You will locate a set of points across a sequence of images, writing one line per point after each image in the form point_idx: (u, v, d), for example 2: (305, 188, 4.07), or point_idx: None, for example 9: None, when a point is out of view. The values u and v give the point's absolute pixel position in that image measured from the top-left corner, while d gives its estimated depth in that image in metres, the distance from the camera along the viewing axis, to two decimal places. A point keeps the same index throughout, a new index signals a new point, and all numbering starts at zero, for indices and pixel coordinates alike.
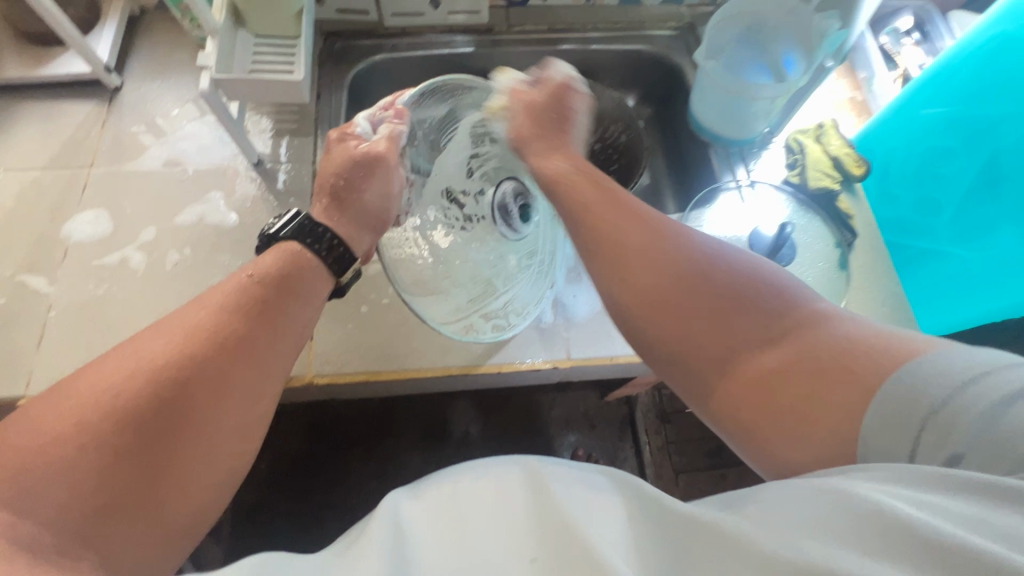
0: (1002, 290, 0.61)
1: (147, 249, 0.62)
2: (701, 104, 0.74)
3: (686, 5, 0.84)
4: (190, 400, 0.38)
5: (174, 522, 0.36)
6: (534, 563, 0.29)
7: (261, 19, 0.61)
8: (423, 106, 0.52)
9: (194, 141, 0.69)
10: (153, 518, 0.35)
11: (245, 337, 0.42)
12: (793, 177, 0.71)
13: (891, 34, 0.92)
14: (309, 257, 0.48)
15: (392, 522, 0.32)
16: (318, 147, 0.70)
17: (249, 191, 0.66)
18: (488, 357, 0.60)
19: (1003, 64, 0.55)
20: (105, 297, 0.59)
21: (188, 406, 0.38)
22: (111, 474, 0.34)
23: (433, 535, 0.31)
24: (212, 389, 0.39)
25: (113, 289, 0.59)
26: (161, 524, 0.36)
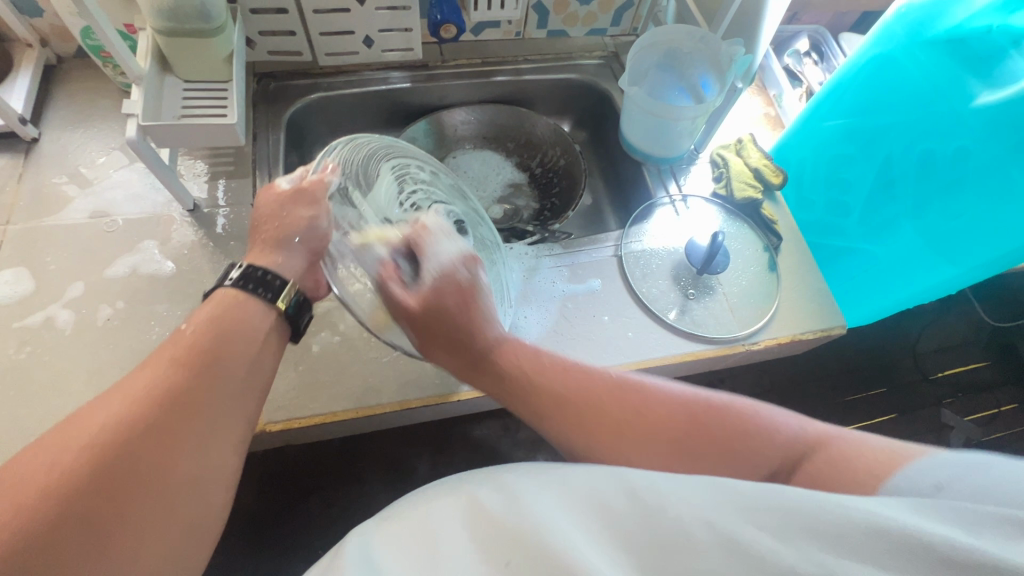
0: (909, 279, 0.67)
1: (75, 306, 0.59)
2: (630, 126, 0.78)
3: (609, 35, 0.89)
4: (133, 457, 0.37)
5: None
6: (507, 565, 0.30)
7: (189, 64, 0.60)
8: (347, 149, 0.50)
9: (123, 190, 0.66)
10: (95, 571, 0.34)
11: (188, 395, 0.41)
12: (720, 190, 0.76)
13: (793, 55, 1.01)
14: (251, 301, 0.47)
15: (363, 546, 0.33)
16: (257, 189, 0.69)
17: (186, 238, 0.64)
18: (446, 386, 0.60)
19: (886, 78, 0.62)
20: (29, 361, 0.55)
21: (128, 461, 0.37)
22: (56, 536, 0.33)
23: (409, 540, 0.33)
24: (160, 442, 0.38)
25: (38, 352, 0.56)
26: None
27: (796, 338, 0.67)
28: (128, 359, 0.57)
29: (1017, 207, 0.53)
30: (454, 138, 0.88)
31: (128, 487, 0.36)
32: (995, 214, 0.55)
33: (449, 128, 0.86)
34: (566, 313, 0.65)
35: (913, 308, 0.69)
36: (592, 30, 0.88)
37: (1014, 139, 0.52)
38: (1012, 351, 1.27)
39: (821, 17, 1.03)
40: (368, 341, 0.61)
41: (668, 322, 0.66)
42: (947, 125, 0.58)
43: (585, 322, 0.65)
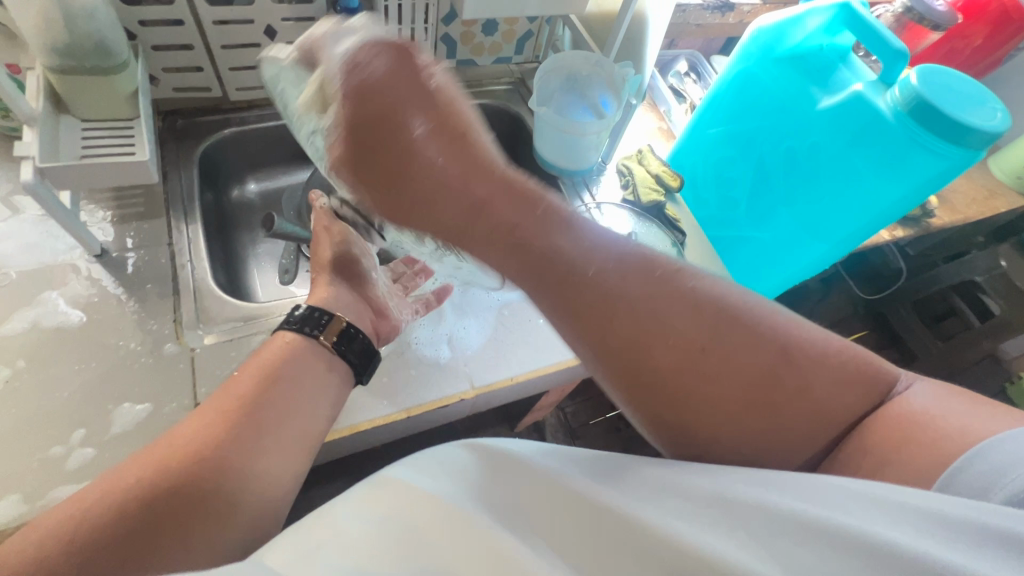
0: (793, 258, 0.77)
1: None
2: (543, 144, 0.84)
3: (514, 63, 0.96)
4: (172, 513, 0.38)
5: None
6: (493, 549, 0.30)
7: (88, 103, 0.57)
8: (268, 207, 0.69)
9: (13, 241, 0.61)
10: None
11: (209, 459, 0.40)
12: (628, 196, 0.84)
13: (675, 76, 1.14)
14: (297, 341, 0.52)
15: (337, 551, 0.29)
16: (174, 229, 0.66)
17: (94, 285, 0.60)
18: (394, 404, 0.60)
19: (750, 90, 0.74)
20: None
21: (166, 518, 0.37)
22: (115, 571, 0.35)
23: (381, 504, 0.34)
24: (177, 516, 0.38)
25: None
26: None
27: None
28: (37, 423, 0.51)
29: (861, 186, 0.65)
30: None
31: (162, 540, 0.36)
32: (846, 194, 0.67)
33: None
34: (503, 321, 0.68)
35: (798, 284, 0.79)
36: (498, 58, 0.94)
37: (851, 131, 0.64)
38: (884, 319, 1.47)
39: (694, 42, 1.18)
40: None
41: None
42: (801, 124, 0.69)
43: (521, 327, 0.68)
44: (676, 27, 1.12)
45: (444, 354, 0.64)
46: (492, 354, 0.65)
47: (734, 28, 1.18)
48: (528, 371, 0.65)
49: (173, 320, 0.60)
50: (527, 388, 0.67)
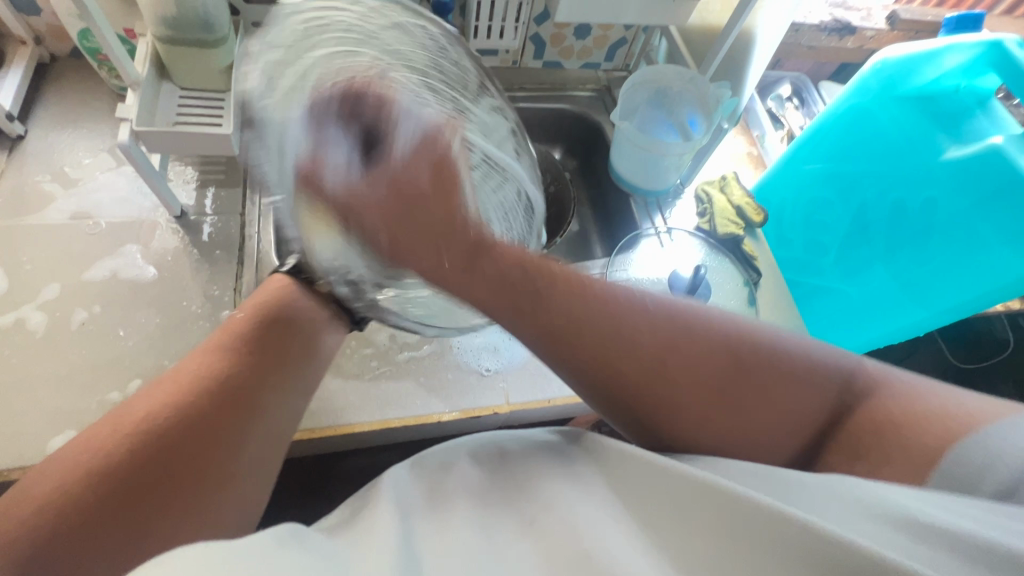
0: (885, 319, 0.70)
1: (47, 309, 0.57)
2: (620, 159, 0.80)
3: (603, 69, 0.93)
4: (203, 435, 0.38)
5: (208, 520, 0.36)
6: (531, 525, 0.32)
7: (187, 71, 0.60)
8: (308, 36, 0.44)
9: (109, 192, 0.65)
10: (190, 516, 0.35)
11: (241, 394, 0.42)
12: (704, 224, 0.78)
13: (775, 99, 1.06)
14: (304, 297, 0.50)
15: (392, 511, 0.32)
16: (248, 199, 0.69)
17: (170, 243, 0.63)
18: (428, 406, 0.59)
19: (862, 128, 0.66)
20: None
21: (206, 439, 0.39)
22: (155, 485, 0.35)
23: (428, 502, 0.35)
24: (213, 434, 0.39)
25: (3, 354, 0.54)
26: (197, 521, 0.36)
27: None
28: (101, 366, 0.55)
29: (982, 256, 0.56)
30: None
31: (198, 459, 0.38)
32: (962, 261, 0.58)
33: None
34: None
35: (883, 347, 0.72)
36: (586, 64, 0.92)
37: (980, 192, 0.56)
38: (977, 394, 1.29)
39: (802, 66, 1.09)
40: (351, 359, 0.61)
41: None
42: (920, 176, 0.61)
43: None
44: (785, 47, 1.04)
45: (486, 365, 0.62)
46: (533, 372, 0.63)
47: (851, 54, 1.08)
48: (568, 395, 0.62)
49: (232, 288, 0.62)
50: (564, 412, 0.64)
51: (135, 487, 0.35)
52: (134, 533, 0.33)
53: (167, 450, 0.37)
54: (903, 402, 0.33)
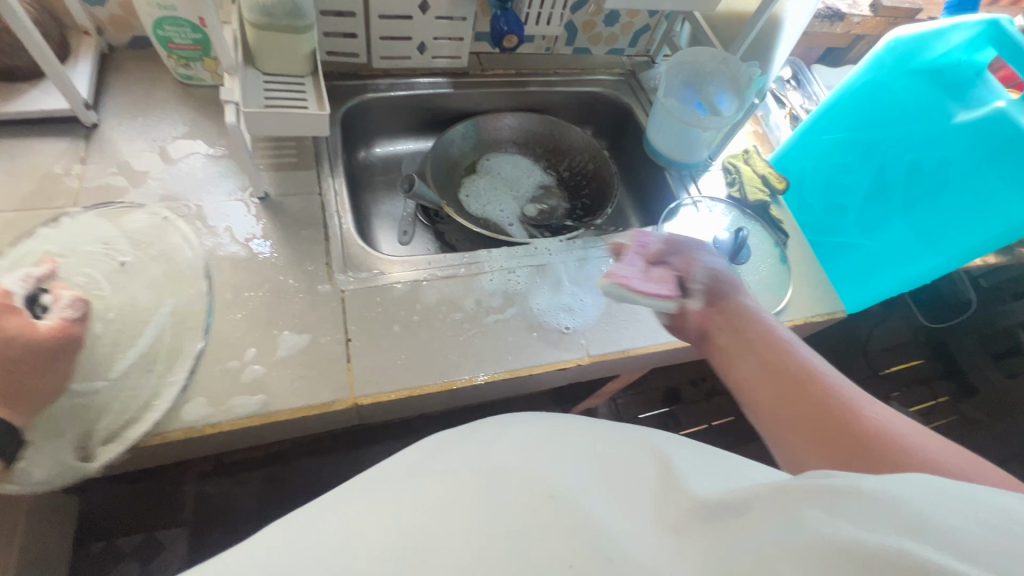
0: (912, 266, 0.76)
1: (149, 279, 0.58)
2: (657, 135, 0.88)
3: (626, 55, 1.00)
4: None
5: None
6: (553, 494, 0.32)
7: (272, 57, 0.63)
8: None
9: (190, 177, 0.67)
10: None
11: None
12: (734, 193, 0.87)
13: (777, 81, 1.15)
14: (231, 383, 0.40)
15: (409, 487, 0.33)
16: (323, 181, 0.72)
17: (257, 223, 0.66)
18: (520, 360, 0.64)
19: (876, 98, 0.75)
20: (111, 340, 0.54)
21: None
22: None
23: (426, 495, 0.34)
24: None
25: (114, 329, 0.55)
26: None
27: (808, 319, 0.77)
28: (216, 338, 0.57)
29: (992, 201, 0.65)
30: (494, 140, 0.94)
31: None
32: (976, 207, 0.67)
33: (487, 133, 0.93)
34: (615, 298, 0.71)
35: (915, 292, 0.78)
36: (612, 50, 0.98)
37: (986, 150, 0.65)
38: (946, 348, 1.43)
39: (797, 49, 1.19)
40: (443, 322, 0.64)
41: None
42: (934, 137, 0.70)
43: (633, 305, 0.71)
44: None
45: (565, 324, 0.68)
46: (605, 327, 0.69)
47: (839, 39, 1.19)
48: (640, 345, 0.68)
49: (325, 263, 0.65)
50: (632, 363, 0.70)
51: None
52: None
53: None
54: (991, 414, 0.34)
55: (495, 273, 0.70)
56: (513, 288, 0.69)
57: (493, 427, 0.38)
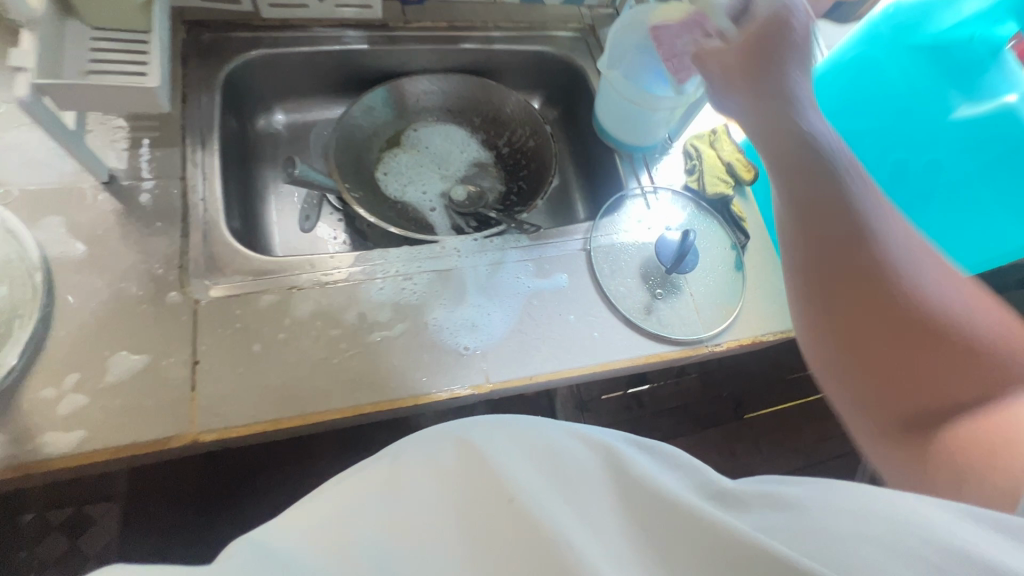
0: None
1: None
2: (604, 110, 0.74)
3: (586, 6, 0.84)
4: None
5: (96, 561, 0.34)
6: (513, 500, 0.27)
7: (96, 8, 0.50)
8: None
9: (20, 154, 0.56)
10: None
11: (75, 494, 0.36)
12: (692, 183, 0.75)
13: None
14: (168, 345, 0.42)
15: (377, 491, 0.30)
16: (190, 161, 0.61)
17: (100, 213, 0.56)
18: (404, 389, 0.55)
19: (864, 79, 0.62)
20: None
21: None
22: None
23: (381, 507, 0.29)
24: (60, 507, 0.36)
25: None
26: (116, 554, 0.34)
27: (759, 339, 0.67)
28: (30, 359, 0.49)
29: (991, 216, 0.55)
30: (421, 107, 0.81)
31: None
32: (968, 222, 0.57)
33: (411, 98, 0.79)
34: (530, 311, 0.62)
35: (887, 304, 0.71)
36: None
37: (987, 153, 0.53)
38: None
39: None
40: (317, 340, 0.55)
41: (631, 320, 0.64)
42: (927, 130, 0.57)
43: (550, 320, 0.62)
44: None
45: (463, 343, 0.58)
46: (513, 347, 0.60)
47: None
48: (549, 370, 0.60)
49: (178, 265, 0.55)
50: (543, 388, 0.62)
51: None
52: None
53: None
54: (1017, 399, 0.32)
55: (387, 280, 0.60)
56: (407, 299, 0.59)
57: (477, 432, 0.31)
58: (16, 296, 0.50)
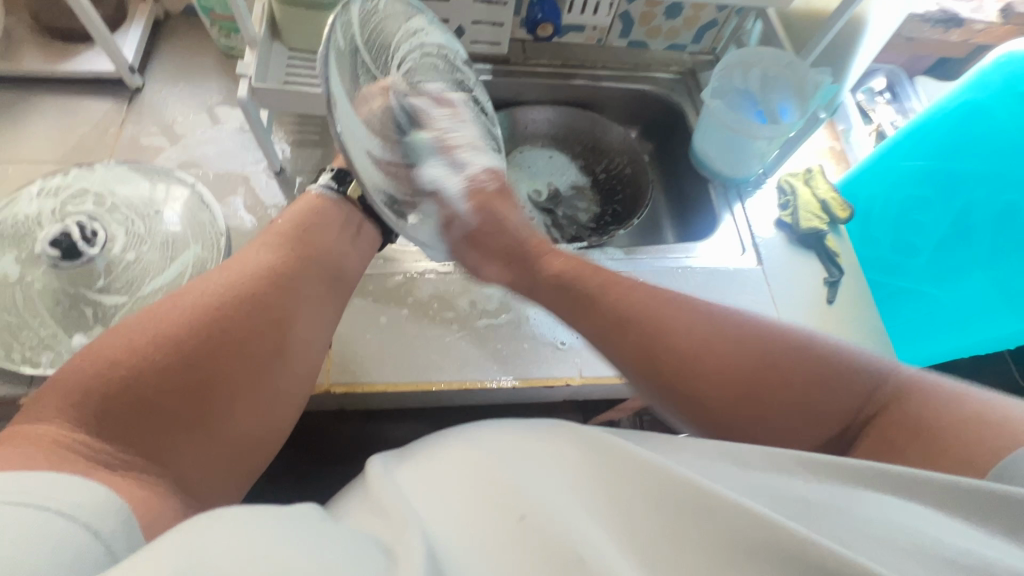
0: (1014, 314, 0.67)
1: (171, 239, 0.60)
2: (703, 139, 0.79)
3: (688, 52, 0.91)
4: (168, 406, 0.41)
5: (222, 434, 0.43)
6: (523, 519, 0.33)
7: (298, 33, 0.63)
8: (22, 200, 0.59)
9: (216, 146, 0.69)
10: (199, 426, 0.42)
11: (177, 410, 0.41)
12: (786, 218, 0.77)
13: (866, 93, 1.02)
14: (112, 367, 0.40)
15: (390, 479, 0.37)
16: (339, 160, 0.72)
17: (268, 197, 0.67)
18: (506, 372, 0.61)
19: (966, 130, 0.66)
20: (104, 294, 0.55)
21: (158, 407, 0.40)
22: (141, 421, 0.40)
23: (430, 500, 0.35)
24: (164, 428, 0.40)
25: (114, 284, 0.56)
26: (214, 433, 0.43)
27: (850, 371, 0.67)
28: None
29: (1010, 261, 0.66)
30: (530, 133, 0.90)
31: (167, 416, 0.41)
32: (993, 269, 0.68)
33: (521, 124, 0.88)
34: None
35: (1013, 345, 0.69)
36: (672, 45, 0.90)
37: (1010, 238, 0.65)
38: None
39: (898, 58, 1.05)
40: (431, 320, 0.63)
41: None
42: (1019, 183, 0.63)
43: None
44: None
45: (561, 340, 0.63)
46: None
47: (954, 49, 1.04)
48: None
49: None
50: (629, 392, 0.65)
51: (163, 412, 0.41)
52: (170, 430, 0.41)
53: (151, 396, 0.40)
54: (912, 410, 0.38)
55: None
56: (510, 294, 0.66)
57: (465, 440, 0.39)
58: (205, 254, 0.60)
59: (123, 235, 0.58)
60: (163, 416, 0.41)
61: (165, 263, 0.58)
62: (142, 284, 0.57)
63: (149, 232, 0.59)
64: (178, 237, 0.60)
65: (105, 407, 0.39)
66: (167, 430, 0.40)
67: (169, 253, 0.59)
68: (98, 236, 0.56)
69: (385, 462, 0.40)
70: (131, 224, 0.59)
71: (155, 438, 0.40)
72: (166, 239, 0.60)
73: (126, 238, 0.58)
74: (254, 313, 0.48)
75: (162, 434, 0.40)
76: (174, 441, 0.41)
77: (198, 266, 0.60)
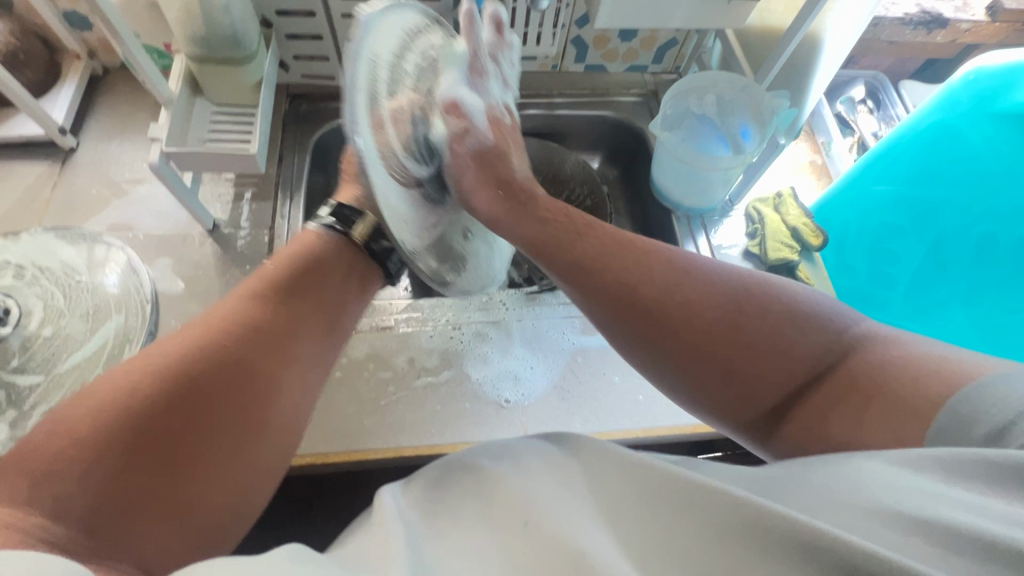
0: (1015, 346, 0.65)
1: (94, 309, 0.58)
2: (661, 172, 0.75)
3: (650, 72, 0.87)
4: (131, 476, 0.33)
5: (204, 520, 0.35)
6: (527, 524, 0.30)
7: (219, 87, 0.60)
8: None
9: (150, 205, 0.67)
10: (180, 511, 0.34)
11: (145, 492, 0.33)
12: (753, 248, 0.72)
13: (846, 102, 0.97)
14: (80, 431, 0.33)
15: (392, 511, 0.34)
16: (277, 211, 0.69)
17: (203, 257, 0.65)
18: (447, 437, 0.57)
19: (934, 153, 0.62)
20: (23, 371, 0.54)
21: (123, 479, 0.33)
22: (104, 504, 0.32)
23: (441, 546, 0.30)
24: (126, 509, 0.32)
25: (33, 361, 0.54)
26: (189, 523, 0.34)
27: None
28: None
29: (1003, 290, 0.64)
30: None
31: (135, 497, 0.33)
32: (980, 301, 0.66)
33: None
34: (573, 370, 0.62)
35: None
36: (631, 66, 0.86)
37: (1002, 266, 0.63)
38: None
39: (880, 62, 0.99)
40: (367, 382, 0.59)
41: None
42: (996, 209, 0.61)
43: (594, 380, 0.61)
44: (861, 42, 0.95)
45: (507, 398, 0.59)
46: (554, 403, 0.60)
47: (940, 49, 0.97)
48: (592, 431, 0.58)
49: None
50: None
51: (131, 496, 0.32)
52: (137, 511, 0.32)
53: (113, 471, 0.32)
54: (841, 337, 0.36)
55: (437, 330, 0.63)
56: (452, 348, 0.62)
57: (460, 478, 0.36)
58: (128, 325, 0.58)
59: (44, 308, 0.57)
60: (134, 503, 0.32)
61: (86, 335, 0.56)
62: (58, 360, 0.55)
63: (70, 302, 0.58)
64: (102, 306, 0.58)
65: (70, 483, 0.31)
66: (129, 506, 0.32)
67: (91, 323, 0.57)
68: (12, 314, 0.55)
69: (394, 492, 0.37)
70: (54, 296, 0.58)
71: (126, 517, 0.32)
72: (87, 309, 0.58)
73: (46, 310, 0.57)
74: (244, 371, 0.40)
75: (125, 510, 0.32)
76: (147, 530, 0.32)
77: (117, 338, 0.57)
